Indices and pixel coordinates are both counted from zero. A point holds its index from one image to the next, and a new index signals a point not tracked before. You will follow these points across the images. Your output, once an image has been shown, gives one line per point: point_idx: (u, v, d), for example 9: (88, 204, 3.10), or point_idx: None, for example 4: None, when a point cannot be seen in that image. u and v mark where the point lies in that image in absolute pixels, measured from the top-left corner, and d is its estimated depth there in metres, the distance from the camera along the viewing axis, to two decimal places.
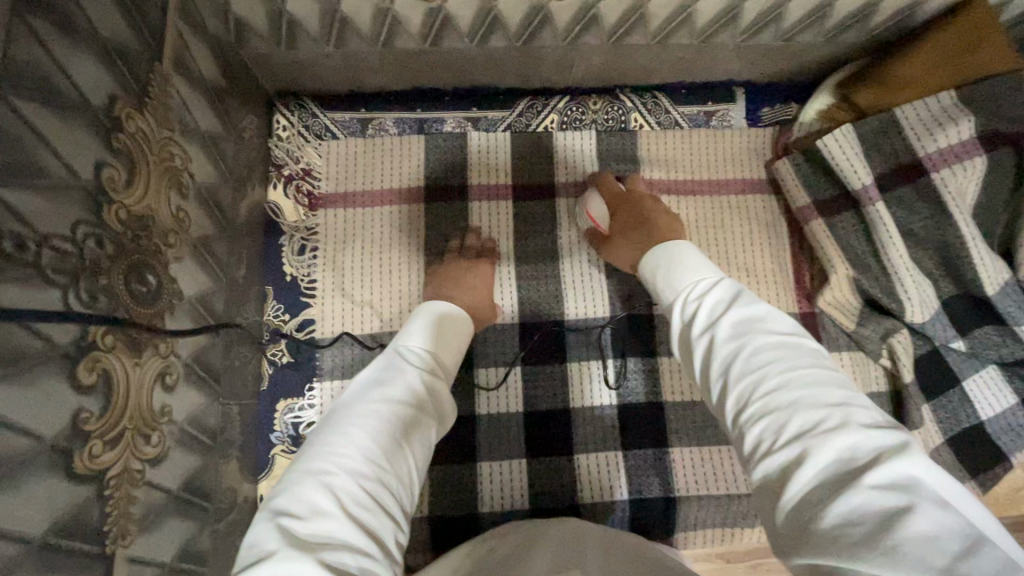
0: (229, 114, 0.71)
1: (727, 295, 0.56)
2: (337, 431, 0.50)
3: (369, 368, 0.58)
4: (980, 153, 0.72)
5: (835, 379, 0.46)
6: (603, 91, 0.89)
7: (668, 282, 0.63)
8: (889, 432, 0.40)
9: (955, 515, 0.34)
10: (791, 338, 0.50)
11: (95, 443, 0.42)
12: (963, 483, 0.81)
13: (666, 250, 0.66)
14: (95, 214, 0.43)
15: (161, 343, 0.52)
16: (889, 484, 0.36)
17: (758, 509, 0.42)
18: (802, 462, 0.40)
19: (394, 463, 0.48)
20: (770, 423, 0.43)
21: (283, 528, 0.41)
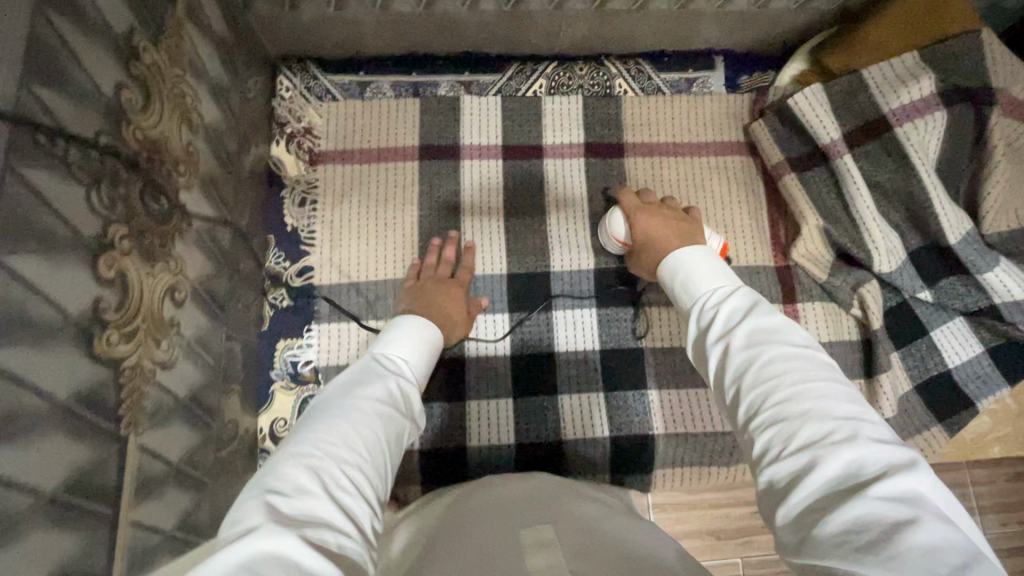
0: (235, 69, 0.75)
1: (742, 303, 0.56)
2: (317, 423, 0.48)
3: (346, 371, 0.57)
4: (941, 108, 0.76)
5: (847, 393, 0.47)
6: (589, 58, 0.93)
7: (687, 290, 0.64)
8: (896, 449, 0.42)
9: (958, 530, 0.36)
10: (805, 349, 0.50)
11: (112, 331, 0.46)
12: (931, 427, 0.85)
13: (692, 256, 0.66)
14: (115, 127, 0.48)
15: (171, 261, 0.56)
16: (896, 495, 0.38)
17: (764, 507, 0.44)
18: (812, 471, 0.41)
19: (377, 452, 0.48)
20: (780, 432, 0.45)
21: (265, 506, 0.39)
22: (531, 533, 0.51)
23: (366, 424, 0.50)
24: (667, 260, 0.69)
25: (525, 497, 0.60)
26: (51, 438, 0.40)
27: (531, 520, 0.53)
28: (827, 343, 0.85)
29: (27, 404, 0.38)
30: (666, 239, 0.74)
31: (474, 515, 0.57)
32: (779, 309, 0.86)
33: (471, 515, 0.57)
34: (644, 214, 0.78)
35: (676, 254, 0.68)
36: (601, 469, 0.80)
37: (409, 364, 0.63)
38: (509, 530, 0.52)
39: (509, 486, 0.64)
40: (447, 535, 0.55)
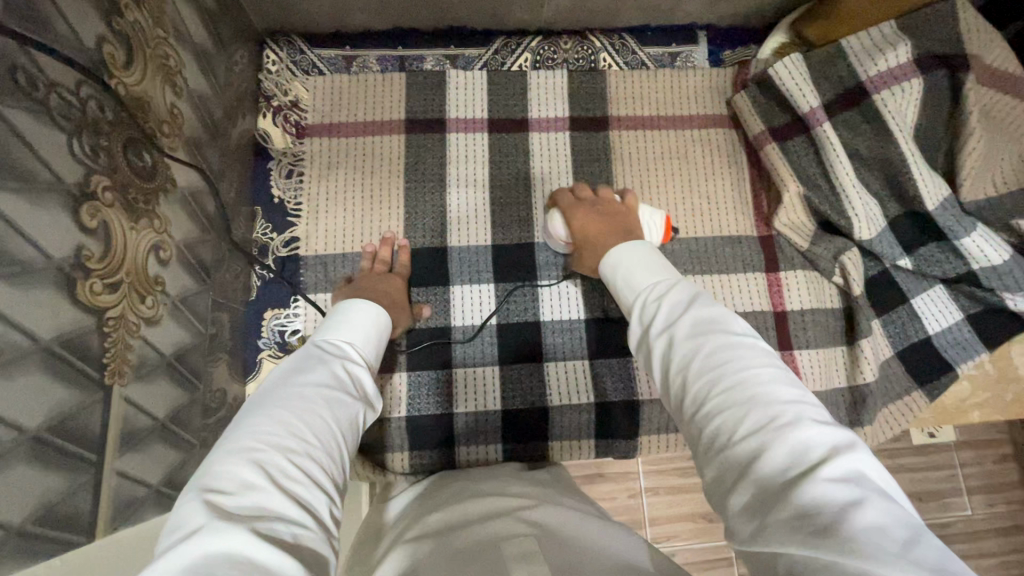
0: (220, 39, 0.76)
1: (683, 297, 0.56)
2: (260, 416, 0.48)
3: (285, 361, 0.57)
4: (918, 75, 0.78)
5: (786, 377, 0.47)
6: (573, 32, 0.94)
7: (628, 283, 0.63)
8: (834, 429, 0.43)
9: (898, 505, 0.37)
10: (745, 337, 0.51)
11: (96, 280, 0.47)
12: (912, 392, 0.86)
13: (629, 247, 0.67)
14: (97, 79, 0.49)
15: (155, 220, 0.57)
16: (841, 474, 0.39)
17: (715, 499, 0.44)
18: (761, 456, 0.41)
19: (329, 440, 0.49)
20: (728, 419, 0.45)
21: (208, 504, 0.39)
22: (510, 544, 0.49)
23: (313, 415, 0.50)
24: (605, 262, 0.68)
25: (498, 511, 0.57)
26: (35, 378, 0.40)
27: (506, 531, 0.52)
28: (810, 310, 0.86)
29: (12, 340, 0.38)
30: (607, 232, 0.74)
31: (450, 532, 0.54)
32: (763, 277, 0.87)
33: (445, 535, 0.54)
34: (580, 211, 0.79)
35: (621, 248, 0.67)
36: (586, 435, 0.81)
37: (355, 353, 0.63)
38: (485, 544, 0.50)
39: (481, 500, 0.61)
40: (419, 556, 0.51)
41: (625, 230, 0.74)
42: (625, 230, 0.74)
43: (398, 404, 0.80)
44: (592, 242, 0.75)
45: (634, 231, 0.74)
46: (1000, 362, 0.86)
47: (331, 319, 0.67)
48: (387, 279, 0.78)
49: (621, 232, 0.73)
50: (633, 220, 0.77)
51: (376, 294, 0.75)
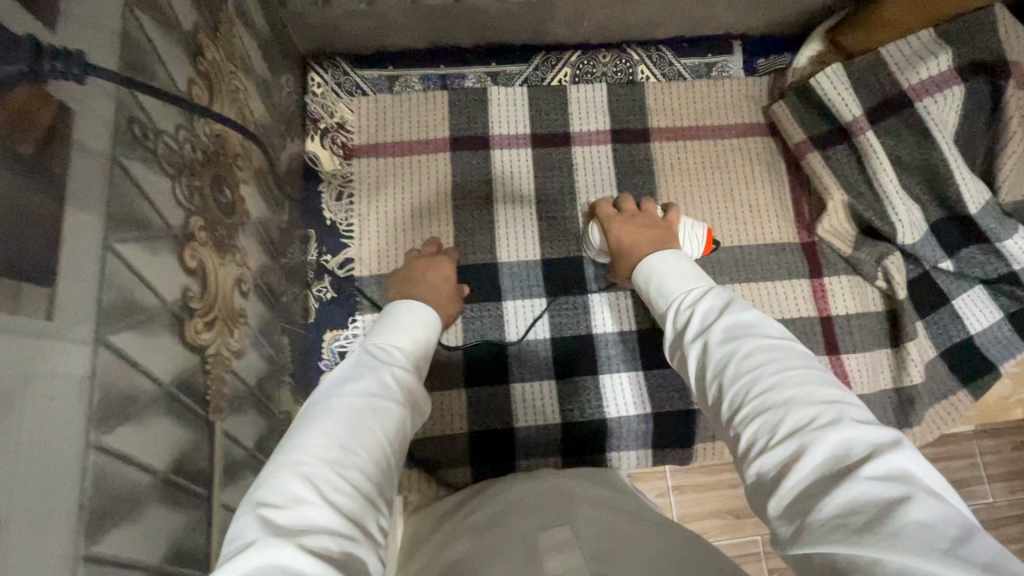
0: (273, 67, 0.77)
1: (717, 301, 0.58)
2: (308, 426, 0.48)
3: (342, 364, 0.57)
4: (960, 83, 0.79)
5: (826, 379, 0.48)
6: (611, 46, 0.95)
7: (660, 293, 0.65)
8: (880, 428, 0.43)
9: (948, 502, 0.37)
10: (783, 341, 0.52)
11: (198, 320, 0.48)
12: (957, 391, 0.88)
13: (666, 254, 0.69)
14: (189, 121, 0.49)
15: (236, 253, 0.58)
16: (885, 472, 0.39)
17: (756, 503, 0.44)
18: (799, 458, 0.42)
19: (374, 448, 0.48)
20: (765, 422, 0.45)
21: (262, 518, 0.41)
22: (547, 534, 0.52)
23: (358, 422, 0.49)
24: (640, 269, 0.70)
25: (535, 502, 0.60)
26: (159, 421, 0.41)
27: (546, 521, 0.55)
28: (855, 315, 0.88)
29: (142, 387, 0.39)
30: (641, 243, 0.75)
31: (497, 525, 0.58)
32: (807, 284, 0.89)
33: (491, 528, 0.57)
34: (617, 222, 0.80)
35: (652, 258, 0.69)
36: (643, 445, 0.83)
37: (404, 354, 0.62)
38: (524, 534, 0.54)
39: (523, 494, 0.63)
40: (470, 548, 0.55)
41: (659, 240, 0.75)
42: (661, 242, 0.75)
43: (459, 419, 0.82)
44: (626, 251, 0.76)
45: (670, 244, 0.75)
46: None
47: (378, 320, 0.66)
48: (431, 268, 0.79)
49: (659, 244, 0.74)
50: (672, 233, 0.78)
51: (423, 287, 0.76)
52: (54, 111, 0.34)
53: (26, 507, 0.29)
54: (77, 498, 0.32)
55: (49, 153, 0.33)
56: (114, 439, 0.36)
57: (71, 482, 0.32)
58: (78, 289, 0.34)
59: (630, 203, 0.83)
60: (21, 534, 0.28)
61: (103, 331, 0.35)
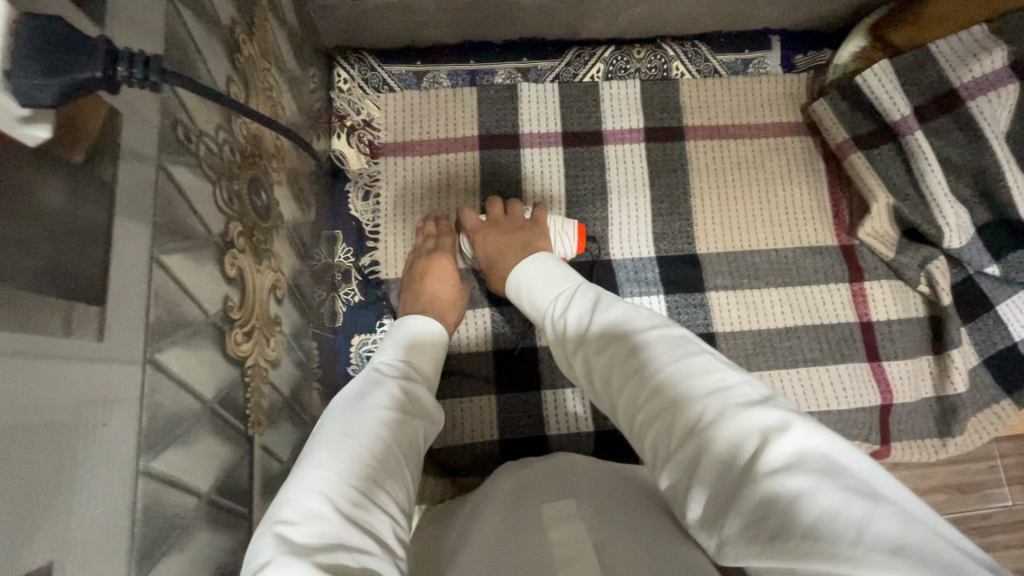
0: (303, 63, 0.75)
1: (586, 304, 0.59)
2: (324, 443, 0.46)
3: (352, 383, 0.54)
4: (1014, 80, 0.75)
5: (702, 363, 0.47)
6: (645, 41, 0.92)
7: (534, 308, 0.66)
8: (764, 409, 0.42)
9: (841, 475, 0.37)
10: (656, 331, 0.52)
11: (238, 331, 0.46)
12: (999, 400, 0.85)
13: (539, 258, 0.68)
14: (228, 120, 0.47)
15: (272, 259, 0.56)
16: (779, 462, 0.38)
17: (678, 511, 0.44)
18: (700, 467, 0.41)
19: (385, 455, 0.47)
20: (663, 431, 0.45)
21: (277, 536, 0.39)
22: (552, 506, 0.53)
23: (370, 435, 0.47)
24: (510, 284, 0.69)
25: (544, 474, 0.60)
26: (205, 439, 0.39)
27: (555, 493, 0.56)
28: (898, 320, 0.85)
29: (187, 405, 0.37)
30: (505, 255, 0.73)
31: (499, 502, 0.57)
32: (847, 288, 0.86)
33: (493, 499, 0.58)
34: (480, 238, 0.76)
35: (520, 267, 0.68)
36: None
37: (413, 361, 0.59)
38: (532, 507, 0.55)
39: (521, 463, 0.64)
40: (475, 517, 0.56)
41: (522, 246, 0.73)
42: (524, 247, 0.73)
43: (488, 425, 0.80)
44: (498, 269, 0.74)
45: (536, 245, 0.73)
46: None
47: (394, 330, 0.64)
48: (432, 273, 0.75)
49: (519, 253, 0.72)
50: (538, 233, 0.76)
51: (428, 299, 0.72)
52: (104, 118, 0.31)
53: (85, 539, 0.27)
54: (130, 528, 0.30)
55: (100, 163, 0.31)
56: (164, 462, 0.34)
57: (125, 508, 0.30)
58: (127, 305, 0.32)
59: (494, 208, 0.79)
60: (80, 568, 0.27)
61: (151, 348, 0.33)
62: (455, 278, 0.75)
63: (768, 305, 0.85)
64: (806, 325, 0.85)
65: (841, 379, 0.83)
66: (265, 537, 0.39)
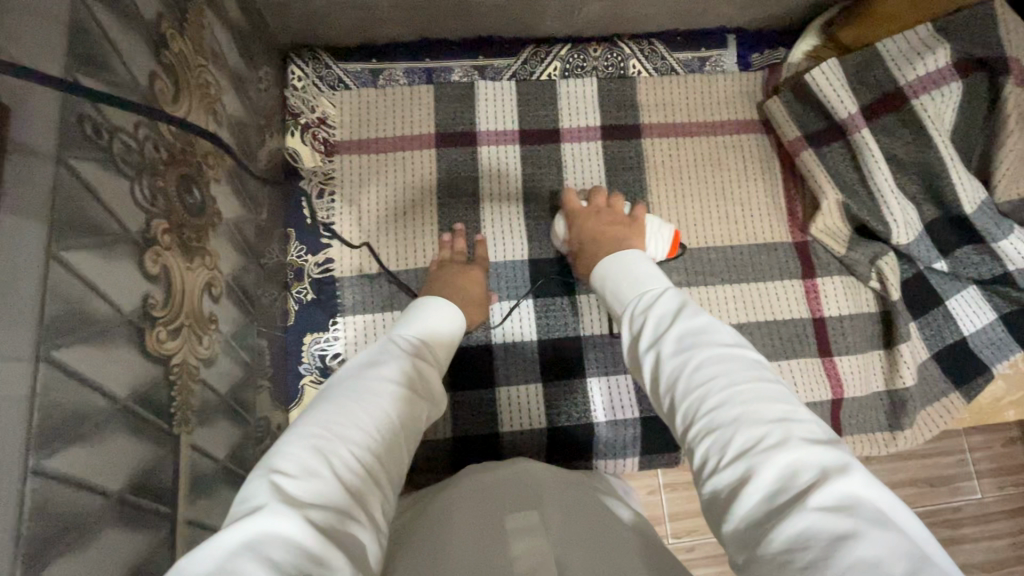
0: (251, 60, 0.74)
1: (670, 309, 0.60)
2: (329, 402, 0.49)
3: (368, 350, 0.58)
4: (956, 78, 0.77)
5: (775, 392, 0.49)
6: (602, 39, 0.92)
7: (618, 296, 0.68)
8: (828, 450, 0.43)
9: (893, 531, 0.37)
10: (734, 351, 0.53)
11: (161, 329, 0.45)
12: (949, 393, 0.86)
13: (629, 254, 0.71)
14: (151, 117, 0.47)
15: (206, 256, 0.55)
16: (833, 501, 0.39)
17: (709, 516, 0.45)
18: (747, 482, 0.43)
19: (389, 435, 0.49)
20: (716, 440, 0.46)
21: (273, 484, 0.41)
22: (514, 515, 0.52)
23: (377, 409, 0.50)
24: (596, 271, 0.73)
25: (507, 483, 0.58)
26: (114, 438, 0.39)
27: (514, 503, 0.55)
28: (849, 316, 0.86)
29: (91, 403, 0.37)
30: (603, 241, 0.76)
31: (461, 508, 0.54)
32: (800, 284, 0.87)
33: (455, 505, 0.55)
34: (585, 220, 0.80)
35: (610, 258, 0.72)
36: (632, 450, 0.81)
37: (426, 343, 0.63)
38: (492, 513, 0.53)
39: (488, 471, 0.62)
40: (434, 525, 0.53)
41: (622, 239, 0.76)
42: (624, 239, 0.76)
43: (443, 423, 0.80)
44: (591, 251, 0.77)
45: (633, 243, 0.76)
46: None
47: (412, 310, 0.68)
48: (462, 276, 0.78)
49: (623, 244, 0.75)
50: (636, 231, 0.79)
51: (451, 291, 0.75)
52: None
53: None
54: (14, 526, 0.30)
55: None
56: (61, 460, 0.34)
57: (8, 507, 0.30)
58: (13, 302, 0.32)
59: (596, 198, 0.82)
60: None
61: (46, 346, 0.33)
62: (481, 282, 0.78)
63: (724, 302, 0.86)
64: (759, 321, 0.86)
65: (793, 374, 0.84)
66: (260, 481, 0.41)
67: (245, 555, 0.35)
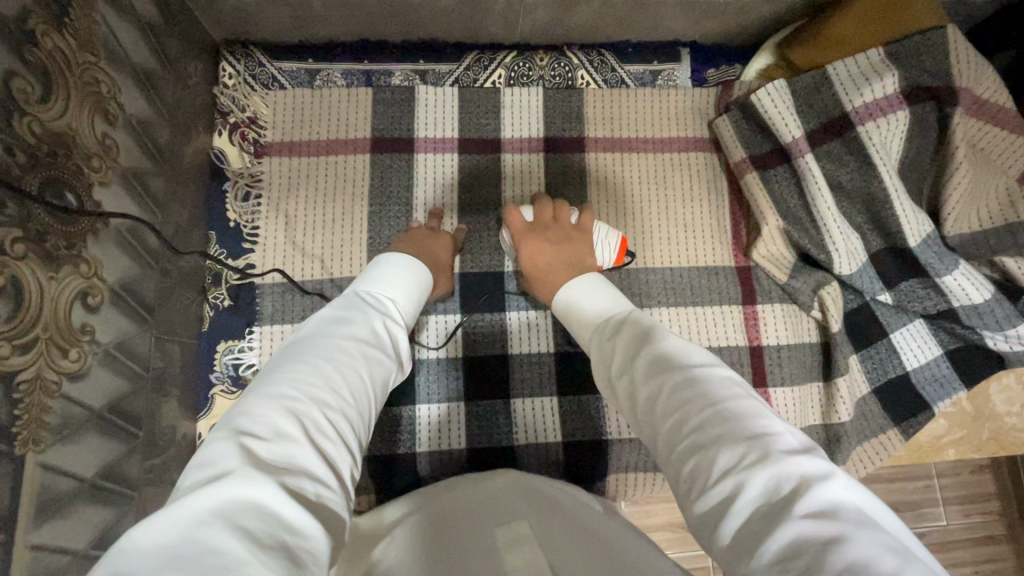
0: (169, 56, 0.72)
1: (642, 322, 0.58)
2: (300, 363, 0.48)
3: (334, 306, 0.57)
4: (904, 107, 0.74)
5: (755, 401, 0.47)
6: (550, 48, 0.90)
7: (585, 313, 0.66)
8: (812, 455, 0.42)
9: (880, 528, 0.36)
10: (708, 369, 0.50)
11: (3, 342, 0.43)
12: (887, 430, 0.84)
13: (592, 277, 0.69)
14: (4, 119, 0.45)
15: (83, 264, 0.52)
16: (824, 505, 0.38)
17: (704, 529, 0.42)
18: (744, 489, 0.40)
19: (362, 402, 0.49)
20: (707, 449, 0.43)
21: (242, 446, 0.39)
22: (504, 532, 0.52)
23: (351, 373, 0.50)
24: (558, 300, 0.70)
25: (502, 506, 0.59)
26: None
27: (501, 519, 0.56)
28: (787, 346, 0.84)
29: None
30: (554, 259, 0.74)
31: (455, 525, 0.56)
32: (739, 310, 0.85)
33: (449, 522, 0.57)
34: (531, 241, 0.76)
35: (574, 280, 0.70)
36: (555, 475, 0.79)
37: (397, 308, 0.63)
38: (485, 533, 0.53)
39: (485, 489, 0.63)
40: (430, 533, 0.55)
41: (572, 255, 0.74)
42: (573, 257, 0.74)
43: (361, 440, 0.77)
44: (541, 272, 0.74)
45: (584, 259, 0.74)
46: (976, 399, 0.84)
47: (367, 270, 0.65)
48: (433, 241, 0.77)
49: (574, 264, 0.73)
50: (586, 245, 0.77)
51: (422, 251, 0.74)
52: None
53: None
54: None
55: None
56: None
57: None
58: None
59: (542, 210, 0.79)
60: None
61: None
62: (447, 252, 0.77)
63: None
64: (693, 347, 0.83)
65: None
66: (227, 443, 0.39)
67: (217, 519, 0.34)
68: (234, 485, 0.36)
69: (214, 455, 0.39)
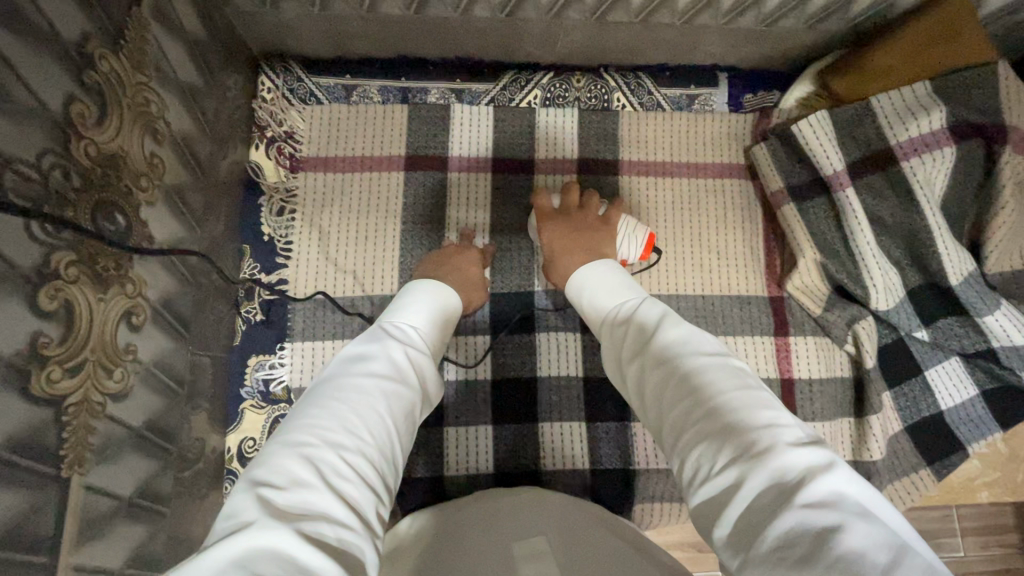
0: (212, 71, 0.72)
1: (652, 312, 0.57)
2: (318, 404, 0.48)
3: (355, 342, 0.57)
4: (953, 144, 0.73)
5: (761, 394, 0.46)
6: (586, 69, 0.89)
7: (592, 303, 0.65)
8: (815, 449, 0.41)
9: (879, 522, 0.36)
10: (717, 360, 0.49)
11: (54, 366, 0.43)
12: (920, 470, 0.82)
13: (599, 266, 0.67)
14: (62, 144, 0.45)
15: (129, 283, 0.53)
16: (820, 497, 0.37)
17: (701, 525, 0.42)
18: (740, 487, 0.40)
19: (384, 435, 0.48)
20: (708, 448, 0.43)
21: (261, 498, 0.40)
22: (522, 544, 0.54)
23: (369, 407, 0.49)
24: (572, 282, 0.69)
25: (516, 513, 0.60)
26: None
27: (519, 531, 0.56)
28: (819, 380, 0.83)
29: None
30: (573, 248, 0.73)
31: (470, 529, 0.58)
32: (771, 341, 0.84)
33: (463, 527, 0.59)
34: (553, 226, 0.76)
35: (586, 267, 0.68)
36: None
37: (420, 331, 0.62)
38: (500, 544, 0.54)
39: (499, 494, 0.64)
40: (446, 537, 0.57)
41: (593, 248, 0.73)
42: (593, 248, 0.73)
43: None
44: (558, 258, 0.74)
45: (603, 250, 0.73)
46: (1013, 441, 0.82)
47: (399, 297, 0.66)
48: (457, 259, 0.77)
49: (592, 254, 0.72)
50: (607, 238, 0.75)
51: (450, 271, 0.74)
52: None
53: None
54: None
55: None
56: None
57: None
58: None
59: (569, 197, 0.79)
60: None
61: None
62: (477, 267, 0.76)
63: None
64: None
65: None
66: (247, 497, 0.40)
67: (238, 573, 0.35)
68: (254, 537, 0.37)
69: (235, 508, 0.39)
